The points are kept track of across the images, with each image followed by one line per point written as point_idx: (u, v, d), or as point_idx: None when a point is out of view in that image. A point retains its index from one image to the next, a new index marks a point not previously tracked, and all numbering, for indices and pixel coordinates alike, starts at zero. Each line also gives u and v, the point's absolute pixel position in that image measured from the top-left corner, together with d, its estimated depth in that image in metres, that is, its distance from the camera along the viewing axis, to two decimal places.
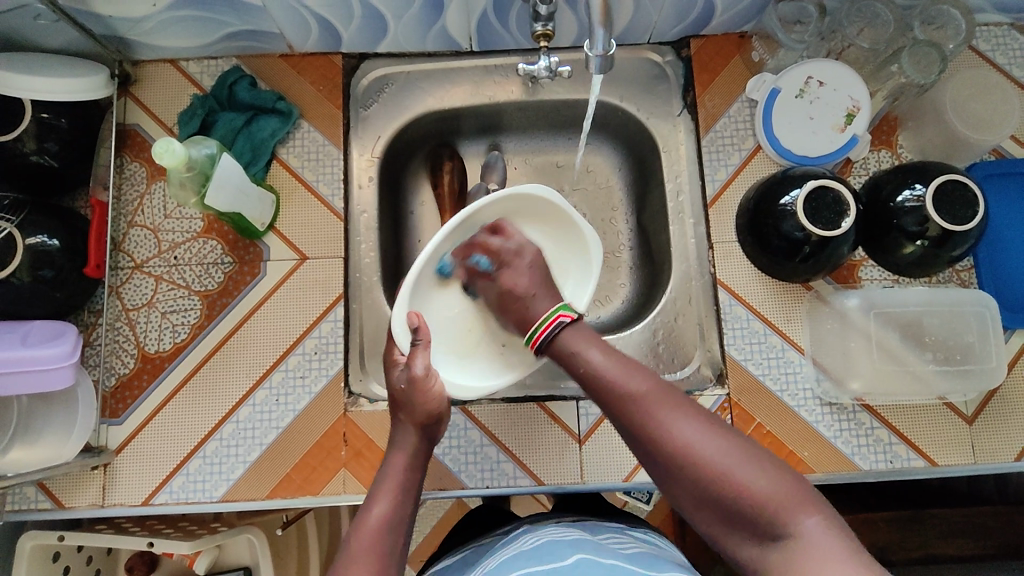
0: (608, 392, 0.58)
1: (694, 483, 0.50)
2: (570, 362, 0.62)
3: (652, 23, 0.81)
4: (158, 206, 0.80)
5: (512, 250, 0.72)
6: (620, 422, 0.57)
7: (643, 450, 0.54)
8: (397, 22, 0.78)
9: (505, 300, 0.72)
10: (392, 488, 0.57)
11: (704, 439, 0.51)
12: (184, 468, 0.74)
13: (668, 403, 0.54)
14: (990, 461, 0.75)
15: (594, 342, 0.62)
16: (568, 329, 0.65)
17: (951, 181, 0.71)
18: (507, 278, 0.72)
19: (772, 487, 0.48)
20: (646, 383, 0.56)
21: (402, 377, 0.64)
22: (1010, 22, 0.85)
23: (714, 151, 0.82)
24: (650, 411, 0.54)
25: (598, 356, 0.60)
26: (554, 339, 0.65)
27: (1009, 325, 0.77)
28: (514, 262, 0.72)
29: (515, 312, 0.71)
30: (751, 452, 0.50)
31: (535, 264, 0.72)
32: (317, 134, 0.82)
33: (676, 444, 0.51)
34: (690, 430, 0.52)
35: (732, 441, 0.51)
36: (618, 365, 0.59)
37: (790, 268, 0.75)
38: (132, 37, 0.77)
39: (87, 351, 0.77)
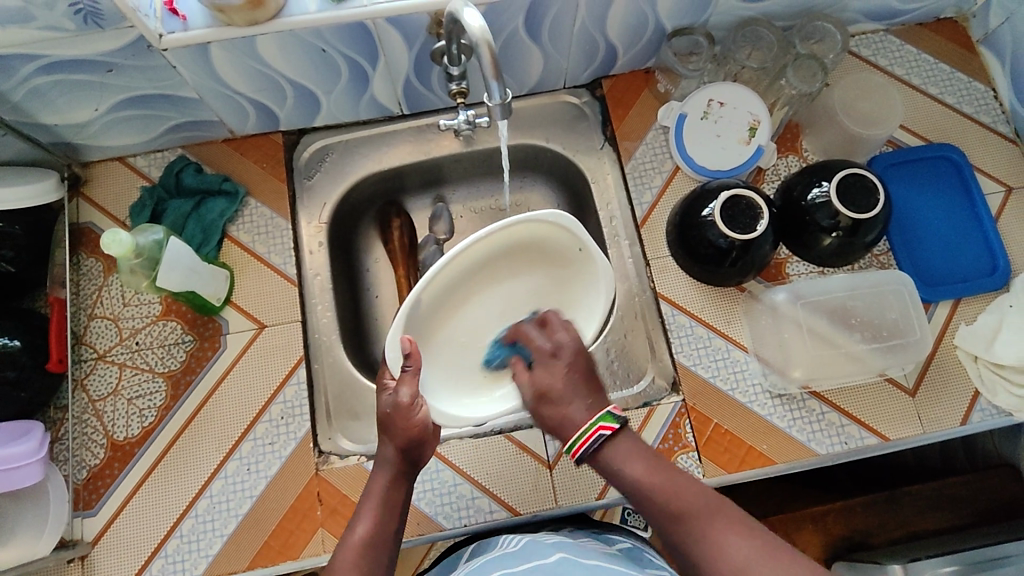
0: (655, 510, 0.57)
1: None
2: (614, 478, 0.60)
3: (563, 69, 0.89)
4: (117, 296, 0.83)
5: (548, 348, 0.68)
6: (670, 537, 0.56)
7: (696, 571, 0.53)
8: (328, 97, 0.84)
9: (538, 402, 0.65)
10: (375, 505, 0.61)
11: (755, 559, 0.50)
12: (162, 550, 0.74)
13: (717, 516, 0.54)
14: (938, 427, 0.78)
15: (633, 453, 0.60)
16: (610, 440, 0.61)
17: (852, 174, 0.77)
18: (540, 377, 0.66)
19: None
20: (694, 497, 0.55)
21: (387, 402, 0.63)
22: (885, 29, 0.93)
23: (637, 176, 0.89)
24: (701, 526, 0.54)
25: (638, 467, 0.59)
26: (596, 452, 0.61)
27: (931, 298, 0.82)
28: (553, 361, 0.66)
29: (547, 416, 0.64)
30: (806, 566, 0.49)
31: (576, 365, 0.65)
32: (264, 209, 0.86)
33: (732, 566, 0.51)
34: (740, 548, 0.51)
35: (784, 557, 0.50)
36: (660, 474, 0.58)
37: (722, 274, 0.80)
38: (78, 141, 0.82)
39: (56, 447, 0.77)
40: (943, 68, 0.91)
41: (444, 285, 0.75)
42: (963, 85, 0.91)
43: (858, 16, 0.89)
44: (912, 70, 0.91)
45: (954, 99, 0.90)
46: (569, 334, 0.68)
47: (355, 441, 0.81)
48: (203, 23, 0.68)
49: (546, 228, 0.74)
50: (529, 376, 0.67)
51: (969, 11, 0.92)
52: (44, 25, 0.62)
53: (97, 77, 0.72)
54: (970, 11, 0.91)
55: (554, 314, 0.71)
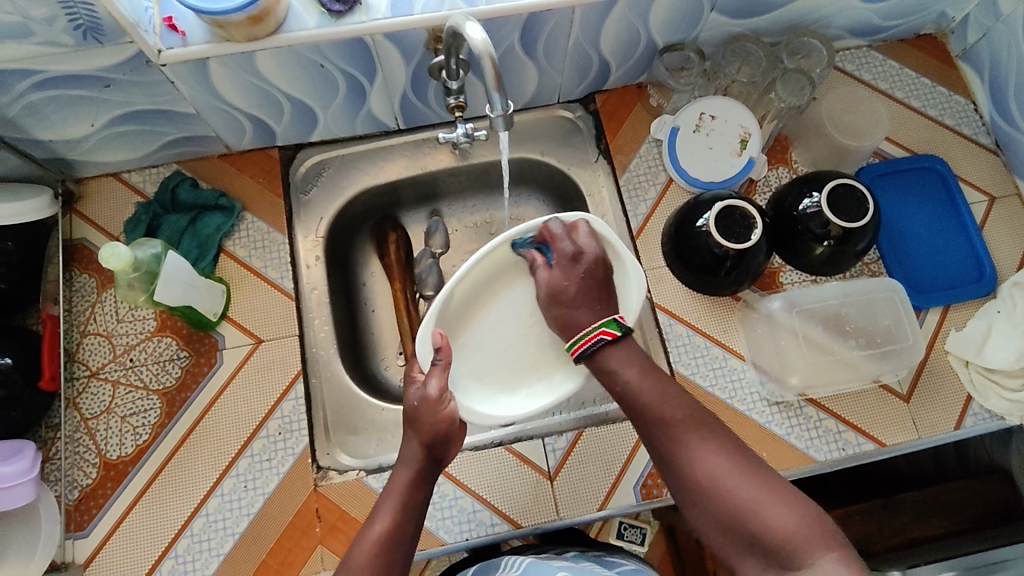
0: (643, 413, 0.62)
1: (724, 511, 0.55)
2: (607, 377, 0.65)
3: (558, 85, 0.90)
4: (110, 312, 0.82)
5: (569, 251, 0.69)
6: (648, 438, 0.62)
7: (673, 476, 0.59)
8: (325, 113, 0.85)
9: (551, 300, 0.69)
10: (394, 503, 0.60)
11: (731, 474, 0.56)
12: (156, 571, 0.73)
13: (700, 431, 0.59)
14: (932, 432, 0.79)
15: (630, 358, 0.64)
16: (610, 346, 0.65)
17: (842, 185, 0.79)
18: (556, 277, 0.69)
19: (798, 523, 0.52)
20: (681, 408, 0.61)
21: (416, 395, 0.63)
22: (868, 44, 0.96)
23: (632, 189, 0.90)
24: (685, 437, 0.59)
25: (632, 371, 0.63)
26: (595, 353, 0.65)
27: (921, 306, 0.84)
28: (570, 266, 0.69)
29: (556, 314, 0.69)
30: (779, 489, 0.55)
31: (587, 279, 0.68)
32: (261, 223, 0.86)
33: (708, 473, 0.57)
34: (719, 463, 0.57)
35: (759, 477, 0.56)
36: (651, 382, 0.62)
37: (718, 283, 0.81)
38: (73, 157, 0.82)
39: (47, 467, 0.76)
40: (925, 82, 0.94)
41: (476, 279, 0.79)
42: (944, 98, 0.94)
43: (842, 32, 0.92)
44: (894, 84, 0.94)
45: (936, 111, 0.93)
46: (592, 239, 0.69)
47: (354, 456, 0.80)
48: (202, 39, 0.69)
49: None
50: (547, 274, 0.70)
51: (947, 27, 0.95)
52: (42, 40, 0.63)
53: (94, 93, 0.72)
54: (949, 27, 0.95)
55: (584, 223, 0.70)
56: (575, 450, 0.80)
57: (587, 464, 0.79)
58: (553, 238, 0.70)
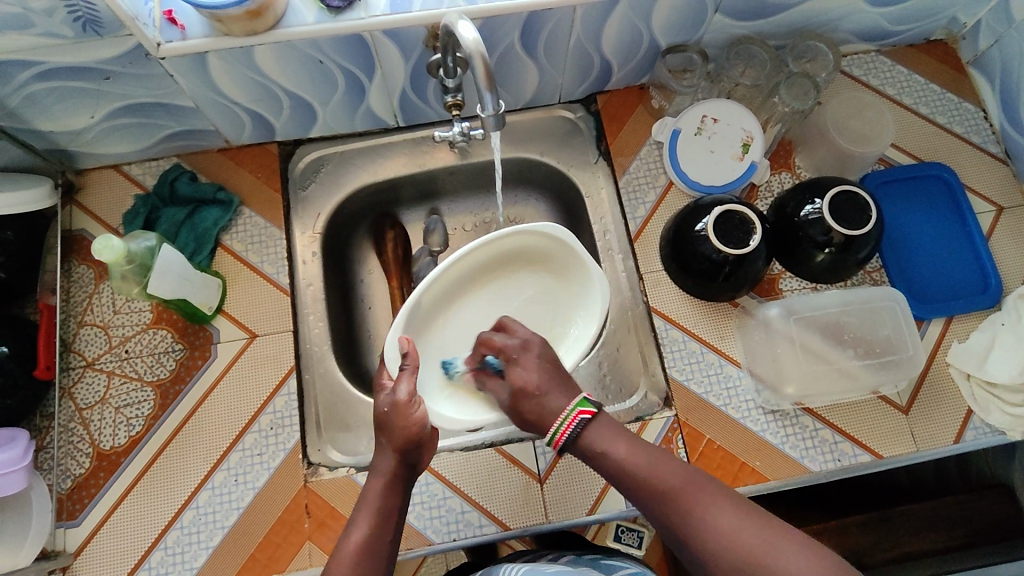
0: (641, 488, 0.57)
1: (744, 575, 0.49)
2: (596, 460, 0.60)
3: (559, 85, 0.90)
4: (107, 304, 0.82)
5: (518, 342, 0.68)
6: (652, 517, 0.56)
7: (681, 545, 0.54)
8: (325, 109, 0.85)
9: (518, 399, 0.65)
10: (369, 512, 0.59)
11: (739, 527, 0.51)
12: (145, 562, 0.73)
13: (699, 490, 0.55)
14: (931, 446, 0.78)
15: (615, 434, 0.60)
16: (592, 424, 0.61)
17: (844, 192, 0.77)
18: (517, 374, 0.66)
19: (815, 571, 0.47)
20: (678, 474, 0.56)
21: (386, 400, 0.62)
22: (876, 49, 0.94)
23: (631, 191, 0.89)
24: (681, 502, 0.54)
25: (620, 447, 0.59)
26: (578, 437, 0.60)
27: (924, 316, 0.82)
28: (522, 355, 0.67)
29: (527, 411, 0.64)
30: (790, 535, 0.50)
31: (542, 357, 0.66)
32: (259, 218, 0.86)
33: (714, 534, 0.52)
34: (725, 519, 0.52)
35: (771, 526, 0.51)
36: (641, 454, 0.58)
37: (715, 288, 0.80)
38: (74, 148, 0.82)
39: (41, 455, 0.76)
40: (933, 88, 0.93)
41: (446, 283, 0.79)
42: (953, 106, 0.92)
43: (850, 36, 0.90)
44: (903, 90, 0.92)
45: (944, 119, 0.91)
46: (530, 329, 0.70)
47: (345, 453, 0.80)
48: (201, 33, 0.69)
49: (541, 238, 0.77)
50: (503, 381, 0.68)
51: (959, 33, 0.93)
52: (42, 32, 0.63)
53: (94, 85, 0.72)
54: (960, 33, 0.93)
55: (515, 321, 0.72)
56: (566, 453, 0.79)
57: (578, 468, 0.79)
58: (505, 328, 0.71)
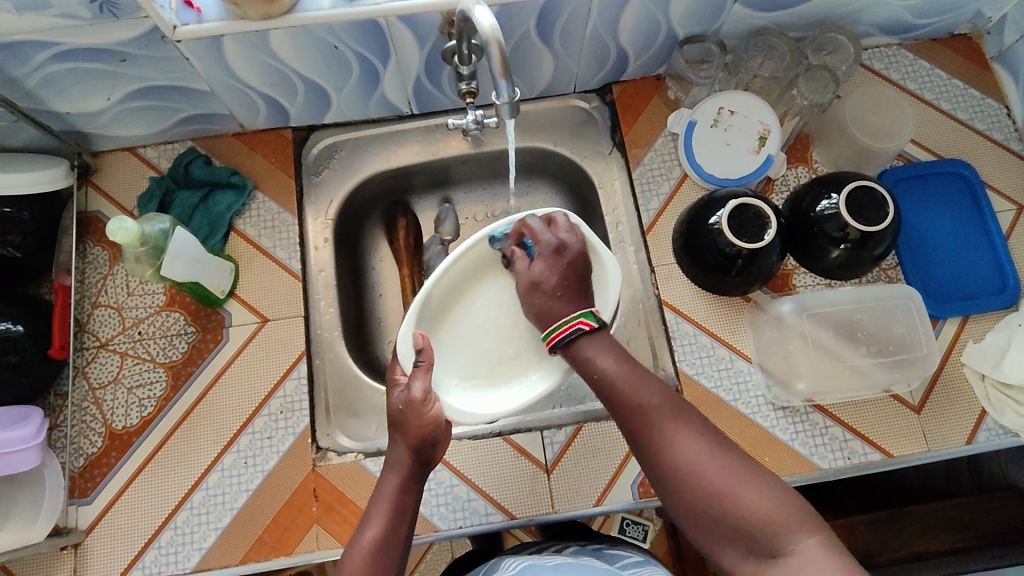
0: (619, 399, 0.58)
1: (698, 499, 0.53)
2: (582, 366, 0.61)
3: (574, 74, 0.89)
4: (121, 285, 0.83)
5: (553, 243, 0.67)
6: (626, 426, 0.58)
7: (647, 459, 0.57)
8: (339, 94, 0.85)
9: (529, 290, 0.66)
10: (385, 508, 0.60)
11: (707, 459, 0.54)
12: (156, 541, 0.74)
13: (676, 415, 0.56)
14: (942, 446, 0.77)
15: (609, 348, 0.61)
16: (587, 335, 0.62)
17: (862, 187, 0.76)
18: (538, 269, 0.66)
19: (774, 508, 0.51)
20: (657, 394, 0.58)
21: (400, 398, 0.63)
22: (898, 42, 0.92)
23: (645, 183, 0.88)
24: (658, 422, 0.56)
25: (607, 360, 0.60)
26: (571, 343, 0.62)
27: (939, 315, 0.81)
28: (551, 257, 0.66)
29: (535, 304, 0.66)
30: (756, 472, 0.53)
31: (574, 265, 0.66)
32: (272, 203, 0.87)
33: (682, 460, 0.54)
34: (693, 446, 0.54)
35: (738, 460, 0.54)
36: (627, 369, 0.59)
37: (728, 283, 0.80)
38: (90, 130, 0.83)
39: (55, 434, 0.78)
40: (956, 83, 0.91)
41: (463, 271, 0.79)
42: (976, 102, 0.90)
43: (872, 29, 0.89)
44: (924, 85, 0.91)
45: (967, 115, 0.90)
46: (572, 232, 0.68)
47: (353, 438, 0.81)
48: (217, 16, 0.69)
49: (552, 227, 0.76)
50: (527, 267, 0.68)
51: (984, 27, 0.91)
52: (58, 13, 0.63)
53: (111, 67, 0.72)
54: (985, 27, 0.91)
55: (562, 217, 0.70)
56: (574, 443, 0.79)
57: (585, 460, 0.79)
58: (535, 234, 0.69)
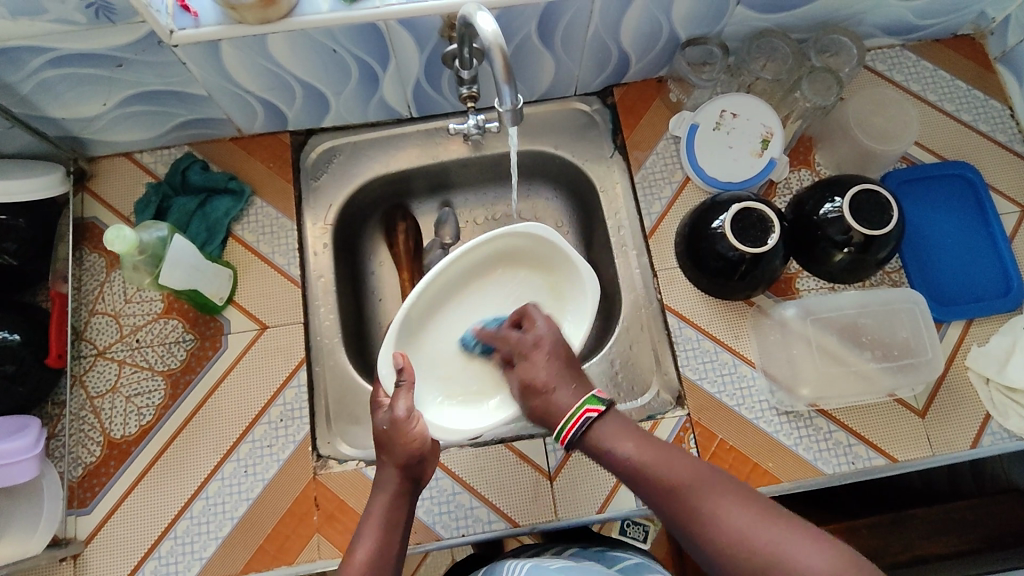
0: (651, 485, 0.58)
1: (755, 573, 0.51)
2: (605, 457, 0.61)
3: (575, 77, 0.88)
4: (118, 292, 0.82)
5: (531, 340, 0.70)
6: (664, 512, 0.57)
7: (692, 541, 0.55)
8: (338, 98, 0.84)
9: (526, 391, 0.67)
10: (376, 525, 0.59)
11: (750, 523, 0.52)
12: (156, 551, 0.73)
13: (707, 484, 0.56)
14: (947, 450, 0.77)
15: (622, 431, 0.61)
16: (598, 422, 0.62)
17: (865, 190, 0.76)
18: (527, 368, 0.68)
19: (830, 567, 0.48)
20: (684, 470, 0.57)
21: (384, 419, 0.63)
22: (900, 44, 0.92)
23: (647, 186, 0.88)
24: (693, 499, 0.55)
25: (627, 444, 0.60)
26: (586, 433, 0.62)
27: (943, 319, 0.81)
28: (534, 352, 0.69)
29: (536, 405, 0.66)
30: (803, 531, 0.51)
31: (555, 353, 0.68)
32: (270, 209, 0.86)
33: (728, 534, 0.52)
34: (735, 515, 0.53)
35: (781, 522, 0.52)
36: (649, 450, 0.59)
37: (732, 287, 0.79)
38: (86, 136, 0.82)
39: (52, 443, 0.77)
40: (959, 85, 0.90)
41: (444, 287, 0.83)
42: (979, 103, 0.90)
43: (875, 30, 0.88)
44: (928, 86, 0.90)
45: (969, 116, 0.89)
46: (548, 324, 0.71)
47: (354, 446, 0.80)
48: (214, 21, 0.68)
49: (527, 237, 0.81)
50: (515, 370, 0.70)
51: (987, 28, 0.91)
52: (53, 18, 0.62)
53: (106, 72, 0.71)
54: (988, 28, 0.90)
55: (537, 307, 0.73)
56: (577, 450, 0.79)
57: (588, 466, 0.78)
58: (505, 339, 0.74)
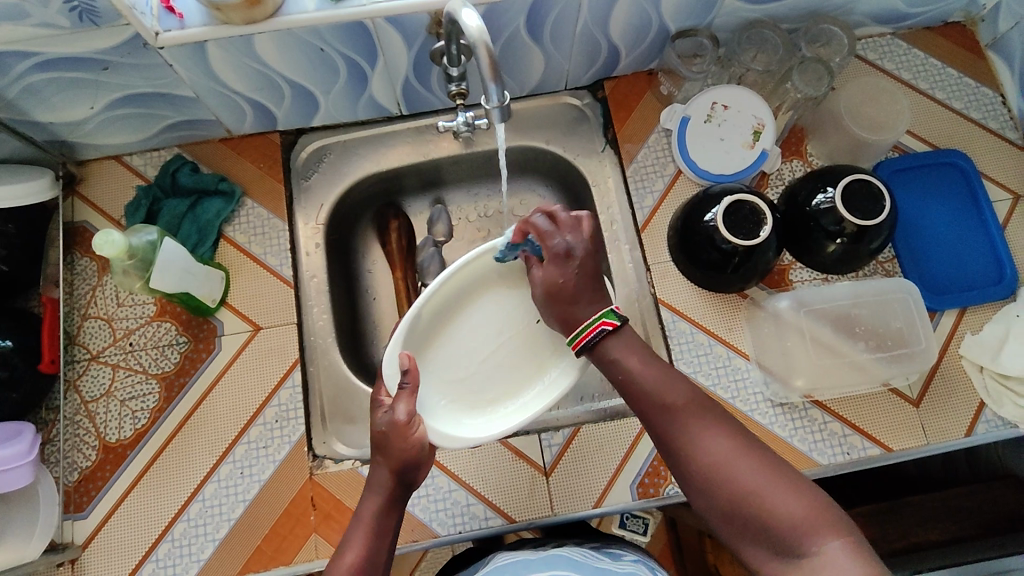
0: (646, 400, 0.58)
1: (725, 497, 0.52)
2: (608, 366, 0.61)
3: (565, 71, 0.88)
4: (110, 296, 0.82)
5: (560, 247, 0.63)
6: (653, 427, 0.58)
7: (672, 457, 0.56)
8: (327, 98, 0.83)
9: (549, 296, 0.65)
10: (365, 532, 0.59)
11: (735, 457, 0.53)
12: (153, 554, 0.73)
13: (702, 415, 0.56)
14: (941, 439, 0.77)
15: (633, 347, 0.61)
16: (611, 336, 0.61)
17: (858, 180, 0.75)
18: (550, 276, 0.64)
19: (799, 510, 0.50)
20: (684, 394, 0.58)
21: (383, 421, 0.63)
22: (891, 32, 0.91)
23: (639, 180, 0.87)
24: (684, 422, 0.56)
25: (633, 360, 0.60)
26: (598, 343, 0.62)
27: (937, 308, 0.81)
28: (563, 262, 0.64)
29: (556, 310, 0.65)
30: (782, 474, 0.52)
31: (586, 268, 0.64)
32: (261, 209, 0.85)
33: (709, 457, 0.54)
34: (720, 445, 0.54)
35: (763, 461, 0.53)
36: (654, 368, 0.59)
37: (725, 280, 0.79)
38: (74, 140, 0.81)
39: (48, 449, 0.77)
40: (951, 72, 0.90)
41: (456, 287, 0.79)
42: (971, 91, 0.89)
43: (865, 19, 0.88)
44: (919, 74, 0.90)
45: (961, 104, 0.89)
46: (581, 234, 0.64)
47: (350, 445, 0.80)
48: (199, 22, 0.67)
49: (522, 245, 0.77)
50: (539, 273, 0.66)
51: (978, 15, 0.90)
52: (37, 22, 0.61)
53: (93, 75, 0.71)
54: (979, 15, 0.90)
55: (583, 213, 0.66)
56: (572, 446, 0.79)
57: (584, 462, 0.78)
58: (542, 238, 0.65)
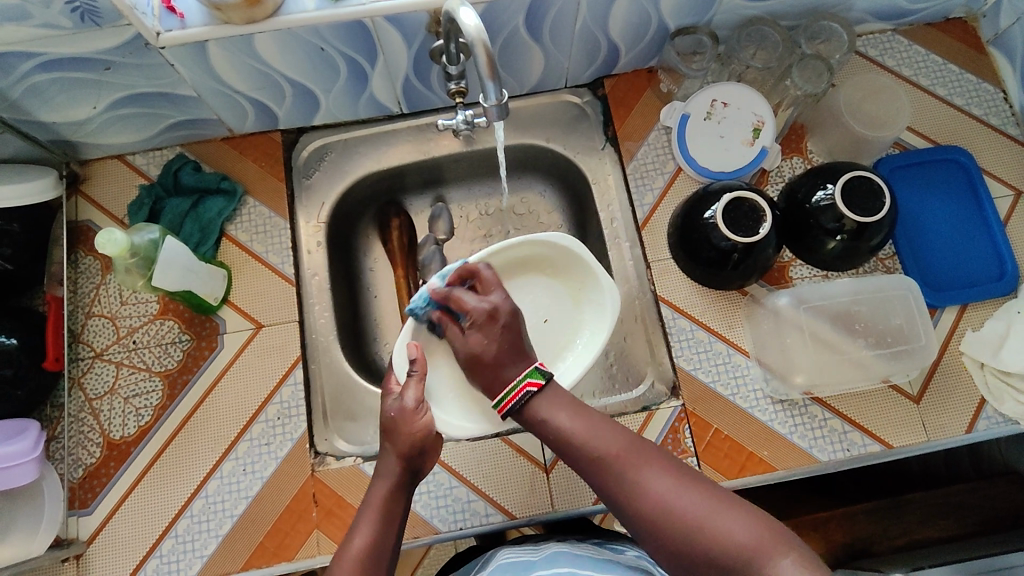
0: (581, 456, 0.56)
1: (675, 537, 0.51)
2: (538, 425, 0.59)
3: (565, 69, 0.88)
4: (114, 294, 0.82)
5: (483, 309, 0.64)
6: (594, 481, 0.56)
7: (618, 508, 0.55)
8: (327, 97, 0.84)
9: (472, 363, 0.64)
10: (373, 516, 0.60)
11: (678, 493, 0.52)
12: (157, 550, 0.74)
13: (639, 458, 0.55)
14: (942, 435, 0.77)
15: (560, 401, 0.59)
16: (538, 395, 0.60)
17: (858, 177, 0.75)
18: (476, 340, 0.63)
19: (749, 534, 0.49)
20: (617, 440, 0.56)
21: (393, 406, 0.63)
22: (892, 28, 0.91)
23: (639, 178, 0.88)
24: (622, 469, 0.55)
25: (563, 415, 0.58)
26: (525, 404, 0.60)
27: (937, 304, 0.81)
28: (487, 324, 0.64)
29: (482, 377, 0.63)
30: (727, 501, 0.52)
31: (508, 331, 0.63)
32: (263, 208, 0.86)
33: (652, 500, 0.53)
34: (662, 483, 0.53)
35: (707, 492, 0.53)
36: (583, 420, 0.58)
37: (724, 277, 0.79)
38: (77, 139, 0.82)
39: (52, 446, 0.78)
40: (952, 68, 0.90)
41: None
42: (972, 87, 0.89)
43: (865, 16, 0.88)
44: (919, 71, 0.90)
45: (962, 101, 0.89)
46: (503, 294, 0.66)
47: (351, 442, 0.80)
48: (200, 22, 0.68)
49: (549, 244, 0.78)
50: (462, 339, 0.65)
51: (979, 11, 0.90)
52: (39, 23, 0.62)
53: (95, 76, 0.71)
54: (980, 11, 0.90)
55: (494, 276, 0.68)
56: None
57: None
58: (463, 304, 0.65)
